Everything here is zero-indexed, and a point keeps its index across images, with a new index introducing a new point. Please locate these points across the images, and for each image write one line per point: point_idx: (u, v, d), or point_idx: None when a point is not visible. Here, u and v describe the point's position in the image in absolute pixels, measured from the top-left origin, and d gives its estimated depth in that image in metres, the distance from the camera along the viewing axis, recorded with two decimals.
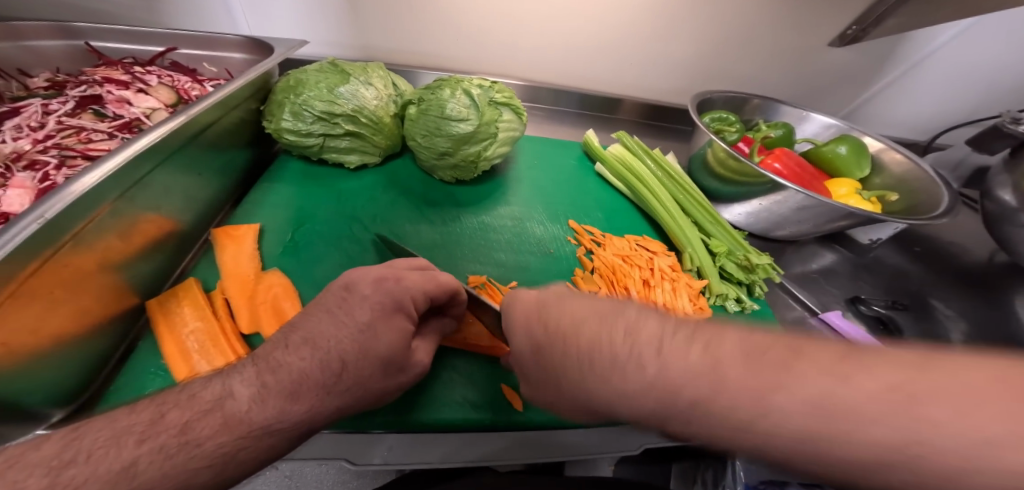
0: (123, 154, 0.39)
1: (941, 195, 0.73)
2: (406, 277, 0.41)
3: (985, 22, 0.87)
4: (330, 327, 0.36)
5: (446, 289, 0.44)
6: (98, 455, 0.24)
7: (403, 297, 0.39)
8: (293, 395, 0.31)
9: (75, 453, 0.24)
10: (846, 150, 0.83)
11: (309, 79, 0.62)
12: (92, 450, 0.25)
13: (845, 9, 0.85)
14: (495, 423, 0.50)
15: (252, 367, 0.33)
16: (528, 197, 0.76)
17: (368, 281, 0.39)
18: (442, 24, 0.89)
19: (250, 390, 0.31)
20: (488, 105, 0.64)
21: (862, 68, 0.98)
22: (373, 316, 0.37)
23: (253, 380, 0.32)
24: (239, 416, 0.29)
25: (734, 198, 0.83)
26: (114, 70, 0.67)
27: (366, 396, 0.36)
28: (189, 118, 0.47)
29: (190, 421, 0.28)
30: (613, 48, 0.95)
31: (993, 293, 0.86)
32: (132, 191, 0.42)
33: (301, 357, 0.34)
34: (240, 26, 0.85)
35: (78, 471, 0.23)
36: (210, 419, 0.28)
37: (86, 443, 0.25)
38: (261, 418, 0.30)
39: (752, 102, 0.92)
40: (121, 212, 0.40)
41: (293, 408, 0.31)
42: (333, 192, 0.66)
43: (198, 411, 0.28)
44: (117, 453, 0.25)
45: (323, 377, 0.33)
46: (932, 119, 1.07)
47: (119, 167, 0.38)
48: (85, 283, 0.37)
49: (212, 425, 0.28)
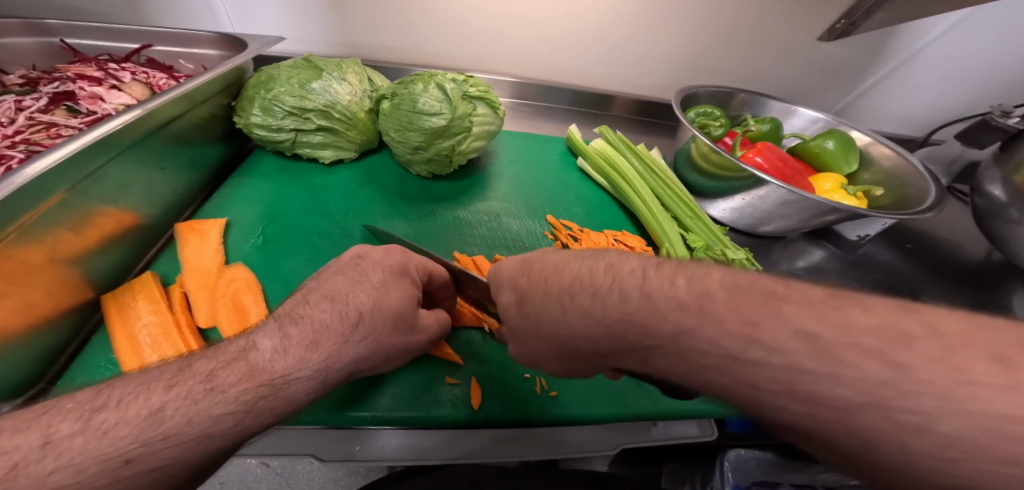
0: (75, 146, 0.39)
1: (928, 190, 0.71)
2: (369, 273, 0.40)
3: (978, 15, 0.85)
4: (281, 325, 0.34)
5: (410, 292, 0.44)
6: (129, 399, 0.26)
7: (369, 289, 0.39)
8: (310, 345, 0.33)
9: (109, 399, 0.26)
10: (833, 145, 0.81)
11: (280, 74, 0.61)
12: (124, 396, 0.26)
13: (832, 4, 0.83)
14: (459, 420, 0.50)
15: (273, 323, 0.34)
16: (508, 192, 0.75)
17: (321, 291, 0.37)
18: (425, 21, 0.89)
19: (272, 342, 0.32)
20: (461, 99, 0.63)
21: (853, 62, 0.96)
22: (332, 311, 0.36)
23: (275, 333, 0.33)
24: (262, 365, 0.30)
25: (718, 194, 0.82)
26: (88, 66, 0.67)
27: None
28: (148, 111, 0.46)
29: (215, 370, 0.29)
30: (599, 42, 0.94)
31: (987, 291, 0.84)
32: (86, 185, 0.41)
33: (321, 309, 0.35)
34: (222, 23, 0.85)
35: (109, 414, 0.25)
36: (234, 367, 0.29)
37: (120, 390, 0.27)
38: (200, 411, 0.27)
39: (739, 97, 0.91)
40: (73, 205, 0.40)
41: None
42: (305, 188, 0.65)
43: (222, 361, 0.30)
44: (147, 398, 0.26)
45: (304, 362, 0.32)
46: (927, 114, 1.04)
47: (68, 159, 0.38)
48: (33, 276, 0.37)
49: (236, 373, 0.29)
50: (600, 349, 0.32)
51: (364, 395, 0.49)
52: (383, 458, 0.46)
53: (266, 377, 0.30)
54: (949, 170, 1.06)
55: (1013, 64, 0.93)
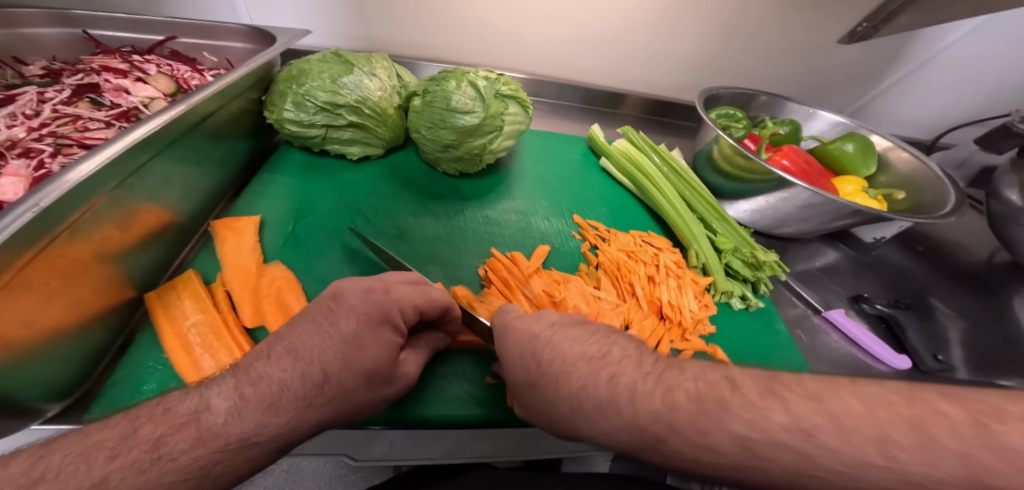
0: (123, 142, 0.39)
1: (947, 194, 0.71)
2: (395, 288, 0.40)
3: (999, 20, 0.86)
4: (312, 335, 0.35)
5: (437, 308, 0.43)
6: (67, 472, 0.23)
7: (391, 310, 0.38)
8: (272, 407, 0.31)
9: (45, 470, 0.23)
10: (853, 148, 0.82)
11: (311, 68, 0.60)
12: (61, 466, 0.23)
13: (854, 8, 0.83)
14: (500, 420, 0.49)
15: (231, 379, 0.32)
16: (531, 191, 0.75)
17: (355, 292, 0.38)
18: (447, 17, 0.88)
19: (228, 402, 0.30)
20: (494, 97, 0.62)
21: (869, 67, 0.97)
22: (358, 328, 0.36)
23: (231, 392, 0.31)
24: (217, 429, 0.28)
25: (740, 195, 0.83)
26: (112, 58, 0.66)
27: (351, 408, 0.36)
28: (185, 107, 0.45)
29: (163, 436, 0.27)
30: (618, 40, 0.93)
31: (993, 293, 0.85)
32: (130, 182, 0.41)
33: (282, 368, 0.33)
34: (239, 14, 0.84)
35: (49, 487, 0.22)
36: (184, 433, 0.27)
37: (56, 460, 0.24)
38: (238, 432, 0.28)
39: (759, 99, 0.91)
40: (120, 201, 0.40)
41: (270, 421, 0.30)
42: (334, 184, 0.65)
43: (171, 425, 0.27)
44: (87, 470, 0.24)
45: (304, 389, 0.32)
46: (938, 118, 1.05)
47: (116, 156, 0.38)
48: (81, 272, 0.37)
49: (187, 438, 0.27)
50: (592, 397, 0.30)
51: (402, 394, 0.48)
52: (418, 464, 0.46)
53: (223, 442, 0.28)
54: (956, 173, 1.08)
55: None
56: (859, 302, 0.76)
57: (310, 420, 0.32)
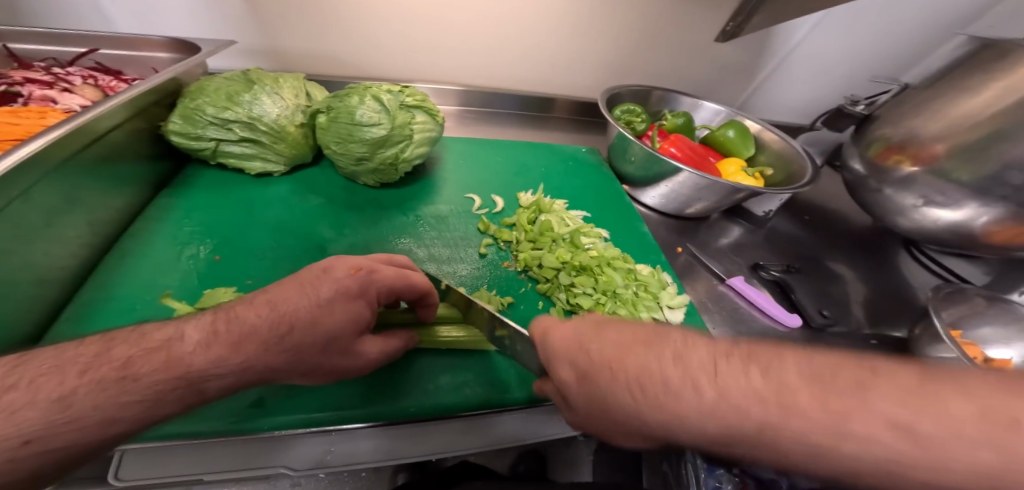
0: (18, 153, 0.40)
1: (806, 168, 0.84)
2: (379, 269, 0.41)
3: (860, 10, 0.97)
4: (293, 296, 0.35)
5: (414, 290, 0.46)
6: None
7: (371, 288, 0.40)
8: (233, 344, 0.31)
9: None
10: (733, 134, 0.93)
11: (211, 84, 0.62)
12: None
13: (718, 11, 0.95)
14: (477, 403, 0.52)
15: (209, 316, 0.33)
16: (482, 179, 0.82)
17: (344, 266, 0.39)
18: (358, 35, 0.88)
19: (199, 334, 0.31)
20: (400, 109, 0.67)
21: (750, 63, 1.09)
22: (334, 295, 0.37)
23: (206, 326, 0.32)
24: (169, 363, 0.29)
25: (649, 183, 0.89)
26: (33, 71, 0.69)
27: (303, 368, 0.36)
28: (83, 121, 0.47)
29: (121, 359, 0.28)
30: (533, 48, 0.98)
31: (874, 252, 0.97)
32: (41, 198, 0.43)
33: (258, 312, 0.34)
34: (152, 26, 0.80)
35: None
36: (146, 357, 0.29)
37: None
38: (195, 364, 0.30)
39: (655, 95, 1.01)
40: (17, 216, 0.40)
41: (231, 357, 0.31)
42: (285, 194, 0.68)
43: (125, 353, 0.29)
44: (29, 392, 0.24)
45: (268, 334, 0.33)
46: (814, 105, 1.18)
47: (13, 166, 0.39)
48: (24, 278, 0.41)
49: (115, 382, 0.27)
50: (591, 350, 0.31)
51: (358, 389, 0.49)
52: (356, 461, 0.47)
53: (174, 370, 0.29)
54: (824, 151, 1.24)
55: (885, 62, 1.08)
56: (759, 270, 0.82)
57: (263, 367, 0.33)
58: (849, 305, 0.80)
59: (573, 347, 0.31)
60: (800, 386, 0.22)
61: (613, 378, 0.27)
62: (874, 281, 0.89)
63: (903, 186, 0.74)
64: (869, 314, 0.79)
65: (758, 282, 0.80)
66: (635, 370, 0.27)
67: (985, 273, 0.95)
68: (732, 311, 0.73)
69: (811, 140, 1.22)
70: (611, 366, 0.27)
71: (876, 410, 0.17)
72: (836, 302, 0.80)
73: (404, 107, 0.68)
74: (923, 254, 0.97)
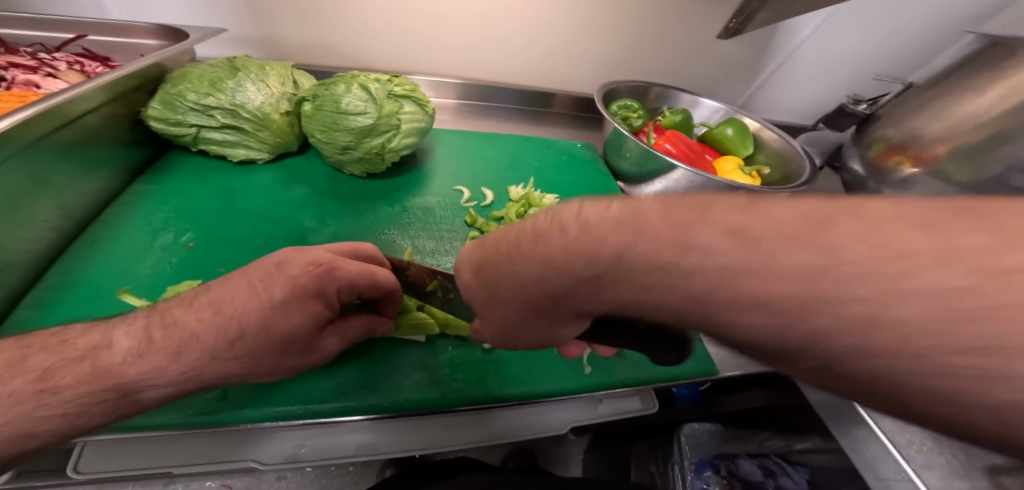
0: None
1: (804, 168, 0.82)
2: (341, 266, 0.39)
3: (864, 7, 0.94)
4: (240, 298, 0.35)
5: (377, 288, 0.44)
6: None
7: (328, 287, 0.39)
8: (183, 341, 0.32)
9: None
10: (732, 132, 0.91)
11: (194, 71, 0.61)
12: None
13: (721, 7, 0.93)
14: (453, 401, 0.50)
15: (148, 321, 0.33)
16: (473, 172, 0.81)
17: (300, 263, 0.38)
18: (350, 24, 0.86)
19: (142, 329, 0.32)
20: (387, 98, 0.65)
21: (752, 59, 1.06)
22: (288, 296, 0.36)
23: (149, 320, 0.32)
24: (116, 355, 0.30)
25: (642, 180, 0.88)
26: (19, 56, 0.69)
27: (264, 359, 0.36)
28: (55, 104, 0.46)
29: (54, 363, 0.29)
30: (531, 41, 0.96)
31: None
32: (4, 180, 0.42)
33: (201, 318, 0.34)
34: (141, 12, 0.79)
35: None
36: (86, 356, 0.29)
37: None
38: (144, 363, 0.30)
39: (653, 91, 0.99)
40: None
41: (178, 354, 0.31)
42: (265, 182, 0.66)
43: (70, 363, 0.29)
44: None
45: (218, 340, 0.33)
46: (817, 104, 1.15)
47: None
48: None
49: (85, 363, 0.29)
50: None
51: (330, 382, 0.49)
52: (334, 456, 0.46)
53: (123, 371, 0.30)
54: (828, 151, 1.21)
55: (891, 60, 1.05)
56: None
57: (218, 358, 0.33)
58: None
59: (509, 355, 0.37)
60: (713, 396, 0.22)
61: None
62: None
63: (902, 187, 0.72)
64: None
65: None
66: None
67: None
68: None
69: (812, 140, 1.20)
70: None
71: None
72: None
73: (394, 95, 0.67)
74: None
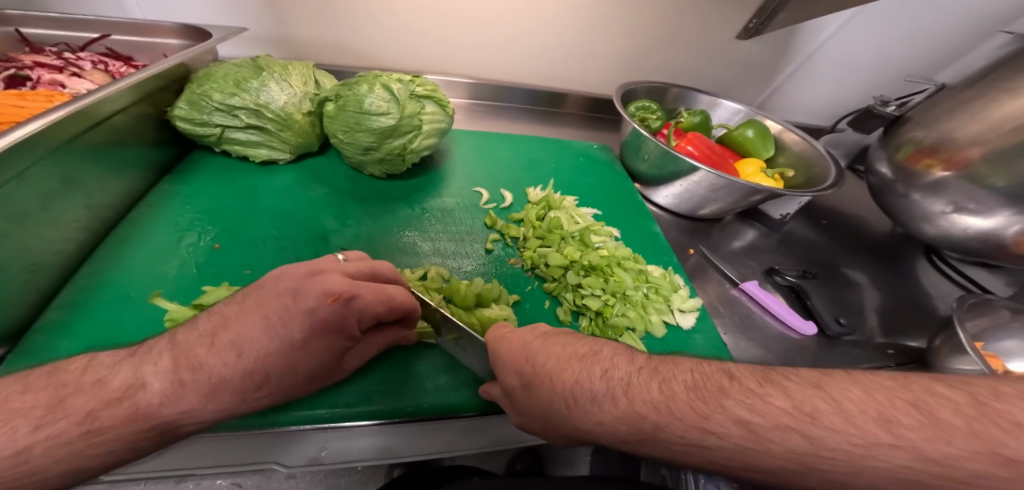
0: (16, 134, 0.39)
1: (829, 171, 0.81)
2: (362, 296, 0.38)
3: (889, 7, 0.93)
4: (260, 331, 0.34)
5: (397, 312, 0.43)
6: None
7: (349, 319, 0.37)
8: None
9: None
10: (753, 134, 0.90)
11: (218, 71, 0.61)
12: None
13: (742, 7, 0.91)
14: (477, 407, 0.50)
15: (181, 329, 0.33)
16: (492, 173, 0.80)
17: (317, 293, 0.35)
18: (369, 25, 0.86)
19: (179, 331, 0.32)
20: (409, 98, 0.65)
21: (772, 60, 1.05)
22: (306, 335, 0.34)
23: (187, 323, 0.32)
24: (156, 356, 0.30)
25: (661, 182, 0.87)
26: (44, 55, 0.69)
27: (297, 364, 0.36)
28: (87, 104, 0.46)
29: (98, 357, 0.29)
30: (548, 41, 0.95)
31: (893, 259, 0.93)
32: (37, 181, 0.42)
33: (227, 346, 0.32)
34: (162, 12, 0.79)
35: None
36: None
37: None
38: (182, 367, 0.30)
39: (672, 92, 0.98)
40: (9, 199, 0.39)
41: None
42: (286, 183, 0.66)
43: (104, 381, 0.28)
44: None
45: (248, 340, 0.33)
46: (837, 105, 1.13)
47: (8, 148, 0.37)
48: (18, 264, 0.41)
49: None
50: (594, 390, 0.31)
51: (355, 385, 0.48)
52: (351, 458, 0.47)
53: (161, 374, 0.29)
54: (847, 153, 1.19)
55: (915, 61, 1.03)
56: (773, 275, 0.78)
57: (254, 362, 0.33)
58: (863, 311, 0.77)
59: (519, 356, 0.38)
60: (744, 402, 0.26)
61: (554, 387, 0.33)
62: (892, 288, 0.85)
63: (932, 191, 0.70)
64: (884, 322, 0.76)
65: (771, 286, 0.77)
66: (613, 408, 0.29)
67: (1008, 285, 0.91)
68: (744, 317, 0.71)
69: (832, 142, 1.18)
70: (552, 376, 0.34)
71: (729, 411, 0.26)
72: (850, 308, 0.77)
73: (416, 96, 0.66)
74: (944, 262, 0.92)
